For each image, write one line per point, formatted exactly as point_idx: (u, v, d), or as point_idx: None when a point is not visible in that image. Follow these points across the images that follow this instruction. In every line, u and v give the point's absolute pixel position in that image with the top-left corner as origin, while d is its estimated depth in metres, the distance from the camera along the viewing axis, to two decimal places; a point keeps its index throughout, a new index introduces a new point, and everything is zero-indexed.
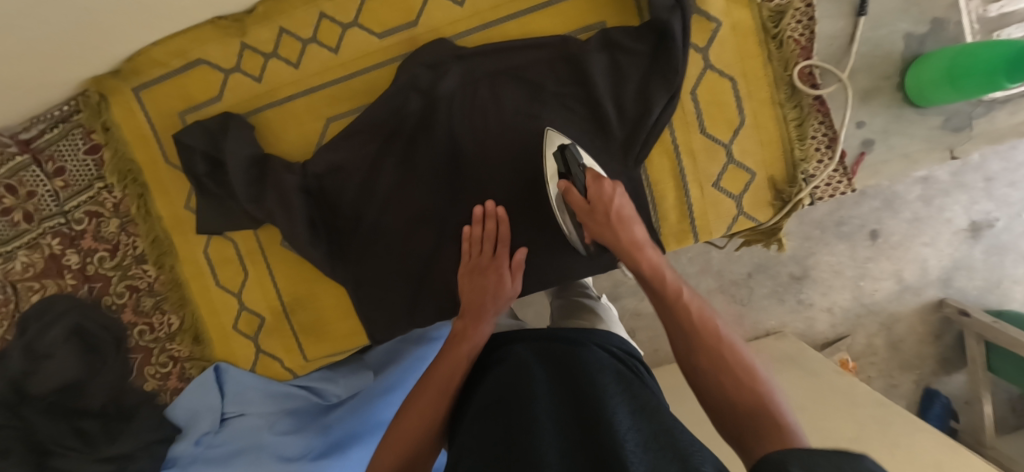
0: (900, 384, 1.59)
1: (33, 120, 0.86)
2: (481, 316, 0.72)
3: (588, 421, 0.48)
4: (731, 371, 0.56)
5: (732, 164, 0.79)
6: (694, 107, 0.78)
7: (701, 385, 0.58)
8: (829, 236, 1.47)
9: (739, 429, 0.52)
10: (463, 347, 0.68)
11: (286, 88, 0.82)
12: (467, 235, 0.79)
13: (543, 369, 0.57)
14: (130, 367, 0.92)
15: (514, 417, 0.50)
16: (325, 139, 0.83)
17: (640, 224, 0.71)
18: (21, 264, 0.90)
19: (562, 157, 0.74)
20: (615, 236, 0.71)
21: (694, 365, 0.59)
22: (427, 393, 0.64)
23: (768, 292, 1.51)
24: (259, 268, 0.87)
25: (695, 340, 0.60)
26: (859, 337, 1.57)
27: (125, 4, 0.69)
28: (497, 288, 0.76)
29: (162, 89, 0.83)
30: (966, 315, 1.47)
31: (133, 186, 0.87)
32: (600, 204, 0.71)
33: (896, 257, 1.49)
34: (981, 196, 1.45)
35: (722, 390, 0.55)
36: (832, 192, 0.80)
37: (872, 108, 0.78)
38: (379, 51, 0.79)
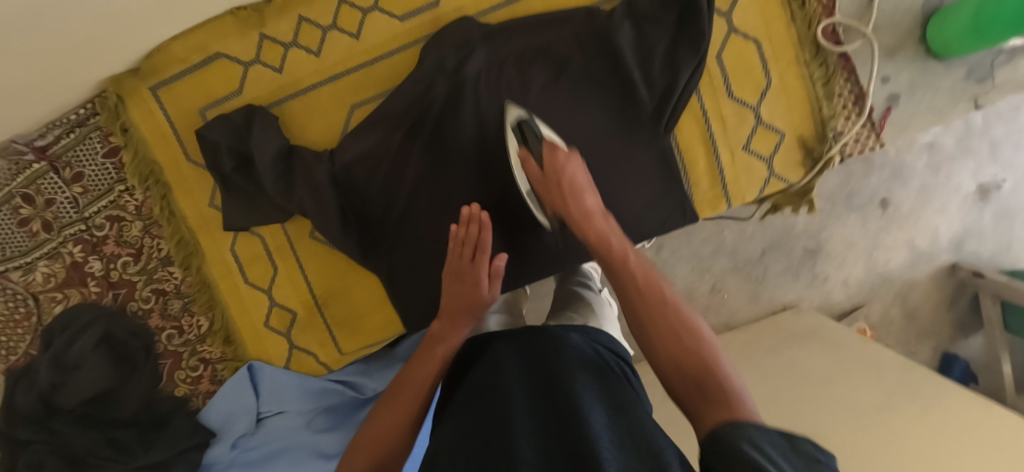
0: (918, 351, 1.60)
1: (49, 125, 0.84)
2: (460, 316, 0.73)
3: (565, 415, 0.50)
4: (677, 334, 0.55)
5: (761, 127, 0.79)
6: (721, 71, 0.78)
7: (650, 352, 0.56)
8: (840, 209, 1.47)
9: (690, 395, 0.50)
10: (440, 348, 0.70)
11: (308, 78, 0.81)
12: (454, 235, 0.77)
13: (523, 363, 0.59)
14: (161, 373, 0.90)
15: (492, 415, 0.52)
16: (350, 127, 0.82)
17: (592, 191, 0.69)
18: (43, 275, 0.89)
19: (519, 130, 0.75)
20: (567, 205, 0.70)
21: (643, 335, 0.57)
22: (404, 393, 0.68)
23: (783, 269, 1.51)
24: (289, 262, 0.86)
25: (643, 307, 0.59)
26: (875, 307, 1.57)
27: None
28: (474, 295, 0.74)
29: (181, 86, 0.81)
30: (980, 277, 1.48)
31: (157, 188, 0.86)
32: (554, 173, 0.71)
33: (907, 226, 1.50)
34: (987, 160, 1.46)
35: (668, 351, 0.54)
36: (861, 148, 0.81)
37: (898, 62, 0.78)
38: (402, 34, 0.79)
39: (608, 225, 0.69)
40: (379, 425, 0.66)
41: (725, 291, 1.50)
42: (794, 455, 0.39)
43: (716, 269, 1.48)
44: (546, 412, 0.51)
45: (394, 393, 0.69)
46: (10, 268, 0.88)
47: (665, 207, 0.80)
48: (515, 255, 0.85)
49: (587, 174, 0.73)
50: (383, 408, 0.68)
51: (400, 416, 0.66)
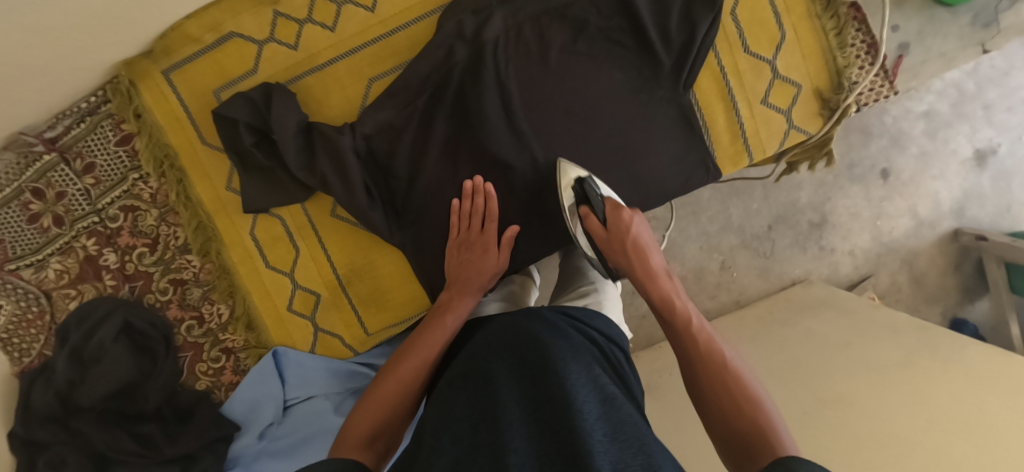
0: (927, 318, 1.61)
1: (59, 116, 0.83)
2: (466, 288, 0.77)
3: (553, 406, 0.49)
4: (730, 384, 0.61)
5: (778, 80, 0.80)
6: (736, 27, 0.79)
7: (699, 400, 0.62)
8: (842, 182, 1.50)
9: (734, 447, 0.56)
10: (448, 317, 0.73)
11: (325, 53, 0.81)
12: (456, 209, 0.81)
13: (513, 353, 0.59)
14: (181, 366, 0.87)
15: (481, 406, 0.52)
16: (368, 101, 0.82)
17: (656, 253, 0.78)
18: (55, 271, 0.87)
19: (581, 189, 0.79)
20: (631, 264, 0.78)
21: (696, 384, 0.63)
22: (408, 359, 0.67)
23: (790, 243, 1.52)
24: (311, 243, 0.85)
25: (698, 362, 0.64)
26: (883, 276, 1.58)
27: None
28: (483, 257, 0.80)
29: (196, 68, 0.81)
30: (983, 240, 1.49)
31: (172, 174, 0.84)
32: (618, 233, 0.79)
33: (909, 193, 1.52)
34: (982, 124, 1.49)
35: (719, 400, 0.60)
36: (875, 97, 0.82)
37: (906, 12, 0.80)
38: (418, 5, 0.79)
39: (671, 285, 0.76)
40: (382, 390, 0.64)
41: (735, 268, 1.51)
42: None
43: (725, 246, 1.49)
44: (537, 397, 0.51)
45: (400, 360, 0.68)
46: (21, 266, 0.86)
47: (687, 164, 0.82)
48: (540, 221, 0.84)
49: (649, 235, 0.81)
50: (388, 375, 0.66)
51: (406, 384, 0.65)
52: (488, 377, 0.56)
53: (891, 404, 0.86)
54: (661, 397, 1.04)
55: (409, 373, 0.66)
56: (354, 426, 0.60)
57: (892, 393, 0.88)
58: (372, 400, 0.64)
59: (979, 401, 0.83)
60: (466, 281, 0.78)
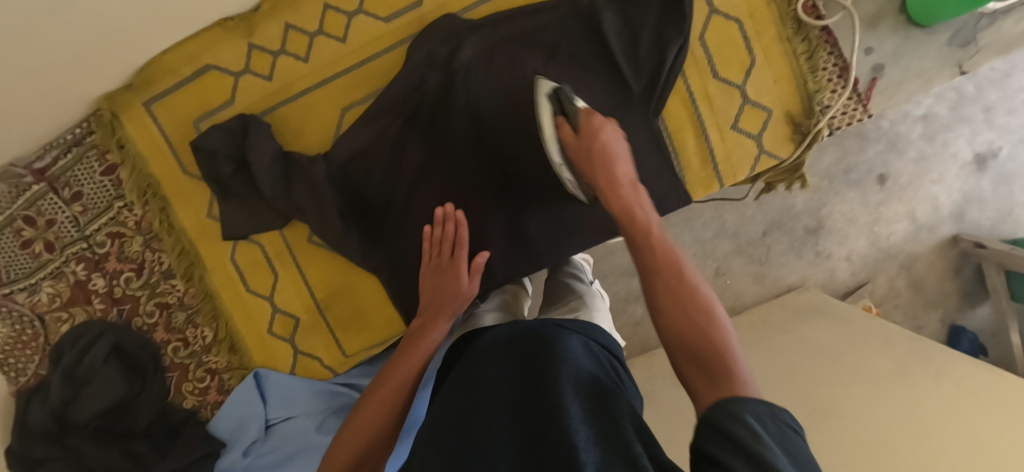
0: (925, 324, 1.59)
1: (46, 147, 0.86)
2: (441, 310, 0.74)
3: (543, 413, 0.47)
4: (687, 308, 0.51)
5: (748, 104, 0.80)
6: (705, 51, 0.79)
7: (659, 323, 0.53)
8: (839, 186, 1.47)
9: (689, 371, 0.48)
10: (423, 342, 0.71)
11: (300, 83, 0.82)
12: (428, 236, 0.79)
13: (509, 355, 0.57)
14: (168, 385, 0.91)
15: (472, 417, 0.50)
16: (343, 129, 0.83)
17: (626, 161, 0.67)
18: (47, 295, 0.90)
19: (556, 98, 0.73)
20: (596, 173, 0.67)
21: (658, 308, 0.53)
22: (394, 375, 0.68)
23: (785, 249, 1.51)
24: (290, 267, 0.87)
25: (659, 281, 0.55)
26: (881, 281, 1.57)
27: (140, 14, 0.69)
28: (452, 287, 0.75)
29: (174, 99, 0.83)
30: (982, 247, 1.47)
31: (155, 201, 0.86)
32: (586, 138, 0.70)
33: (907, 198, 1.50)
34: (982, 127, 1.46)
35: (675, 322, 0.51)
36: (848, 120, 0.81)
37: (880, 33, 0.79)
38: (389, 34, 0.80)
39: (639, 196, 0.65)
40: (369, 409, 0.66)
41: (730, 275, 1.50)
42: (772, 434, 0.37)
43: (719, 253, 1.48)
44: (528, 404, 0.49)
45: (386, 374, 0.69)
46: (14, 291, 0.89)
47: (659, 188, 0.81)
48: (519, 245, 0.83)
49: (623, 145, 0.71)
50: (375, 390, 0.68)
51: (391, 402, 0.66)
52: (483, 385, 0.54)
53: (879, 421, 0.86)
54: (645, 410, 1.05)
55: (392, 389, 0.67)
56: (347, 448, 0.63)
57: (878, 408, 0.88)
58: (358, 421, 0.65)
59: (965, 420, 0.82)
60: (440, 299, 0.75)
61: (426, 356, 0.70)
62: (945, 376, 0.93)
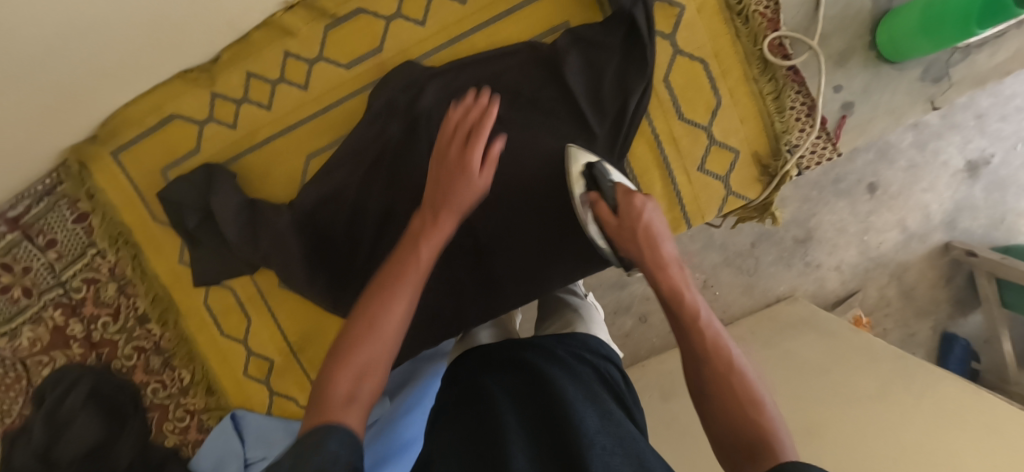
0: (917, 332, 1.51)
1: (20, 196, 0.86)
2: (438, 210, 0.60)
3: (560, 441, 0.45)
4: (739, 404, 0.46)
5: (715, 146, 0.79)
6: (670, 93, 0.78)
7: (699, 402, 0.48)
8: (828, 196, 1.38)
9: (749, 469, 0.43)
10: (423, 249, 0.57)
11: (264, 131, 0.82)
12: (450, 119, 0.63)
13: (512, 375, 0.55)
14: (150, 425, 0.91)
15: (484, 441, 0.47)
16: (308, 176, 0.83)
17: (671, 240, 0.59)
18: (29, 339, 0.91)
19: (591, 175, 0.71)
20: (639, 253, 0.59)
21: (695, 381, 0.49)
22: (397, 309, 0.51)
23: (773, 259, 1.41)
24: (261, 312, 0.88)
25: (700, 363, 0.49)
26: (871, 290, 1.47)
27: (101, 75, 0.70)
28: (459, 184, 0.60)
29: (140, 148, 0.83)
30: (974, 255, 1.39)
31: (126, 249, 0.87)
32: (627, 219, 0.62)
33: (897, 207, 1.40)
34: (973, 134, 1.36)
35: (717, 397, 0.47)
36: (818, 159, 0.80)
37: (848, 71, 0.78)
38: (351, 81, 0.80)
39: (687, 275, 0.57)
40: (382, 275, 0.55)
41: (719, 287, 1.39)
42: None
43: (707, 265, 1.38)
44: (542, 430, 0.47)
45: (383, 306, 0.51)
46: None
47: None
48: (488, 288, 0.82)
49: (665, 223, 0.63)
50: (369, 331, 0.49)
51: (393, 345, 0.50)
52: (490, 403, 0.51)
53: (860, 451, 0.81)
54: None
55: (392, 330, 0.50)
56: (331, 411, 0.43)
57: (858, 434, 0.84)
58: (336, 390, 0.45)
59: (949, 450, 0.78)
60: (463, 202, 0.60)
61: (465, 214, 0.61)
62: (929, 394, 0.88)
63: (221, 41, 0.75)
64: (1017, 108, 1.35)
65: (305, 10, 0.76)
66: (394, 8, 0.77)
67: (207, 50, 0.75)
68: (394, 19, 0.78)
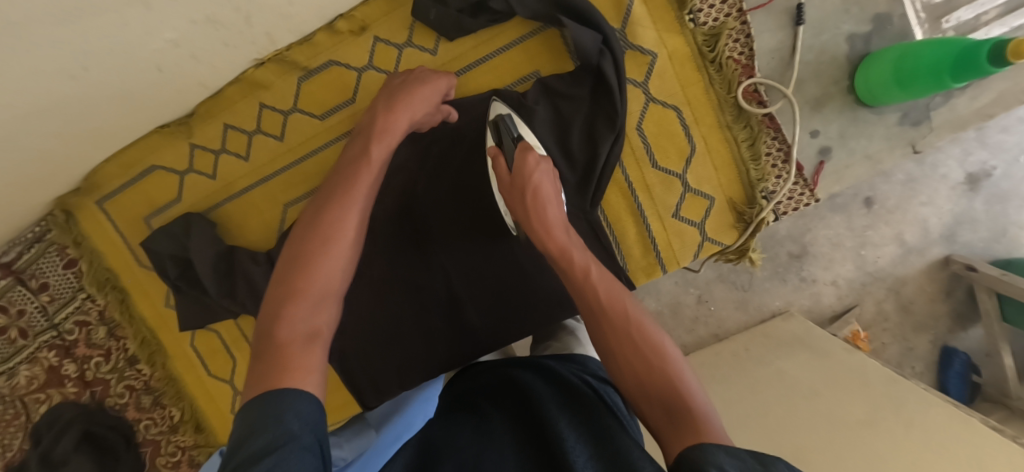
0: (917, 346, 1.36)
1: (11, 243, 0.88)
2: (392, 107, 0.68)
3: (547, 452, 0.50)
4: (639, 360, 0.53)
5: (689, 193, 0.78)
6: (642, 141, 0.77)
7: (610, 362, 0.56)
8: (823, 212, 1.29)
9: (657, 414, 0.50)
10: (374, 149, 0.65)
11: (241, 181, 0.83)
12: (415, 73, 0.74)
13: (508, 404, 0.61)
14: (142, 460, 0.95)
15: (483, 441, 0.54)
16: (286, 225, 0.85)
17: (555, 203, 0.65)
18: (26, 377, 0.93)
19: (496, 128, 0.73)
20: (526, 212, 0.67)
21: (607, 350, 0.56)
22: (326, 264, 0.55)
23: (768, 274, 1.32)
24: (245, 353, 0.91)
25: (604, 322, 0.57)
26: (867, 305, 1.35)
27: (82, 140, 0.72)
28: (421, 98, 0.70)
29: (124, 197, 0.85)
30: (974, 270, 1.25)
31: (114, 293, 0.89)
32: (519, 177, 0.67)
33: (895, 221, 1.30)
34: (974, 146, 1.27)
35: (627, 358, 0.54)
36: (796, 205, 0.79)
37: (825, 116, 0.77)
38: (324, 132, 0.81)
39: (569, 239, 0.65)
40: (309, 235, 0.57)
41: (713, 303, 1.32)
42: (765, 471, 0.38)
43: (700, 280, 1.31)
44: (533, 442, 0.52)
45: (312, 265, 0.55)
46: None
47: None
48: (460, 333, 0.84)
49: (555, 186, 0.69)
50: (303, 285, 0.53)
51: (328, 298, 0.54)
52: (489, 424, 0.57)
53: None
54: None
55: (325, 284, 0.55)
56: (292, 362, 0.47)
57: (843, 466, 0.80)
58: (287, 343, 0.49)
59: None
60: (378, 160, 0.64)
61: (378, 167, 0.65)
62: (916, 425, 0.86)
63: (195, 98, 0.76)
64: (1019, 119, 1.26)
65: (277, 64, 0.77)
66: (365, 60, 0.78)
67: (182, 107, 0.76)
68: (365, 71, 0.78)
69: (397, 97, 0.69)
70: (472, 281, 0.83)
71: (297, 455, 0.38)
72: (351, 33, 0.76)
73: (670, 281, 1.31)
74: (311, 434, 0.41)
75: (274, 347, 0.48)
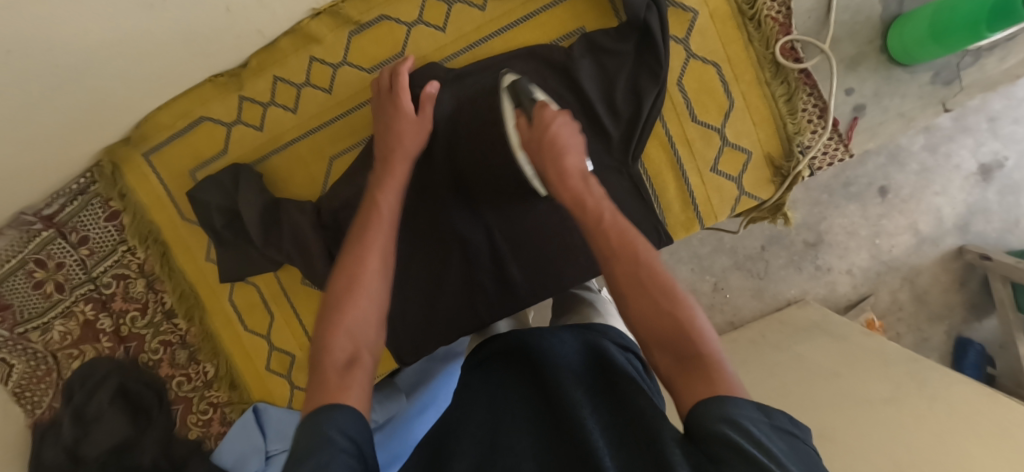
0: (931, 337, 1.33)
1: (53, 195, 0.88)
2: (395, 150, 0.70)
3: (565, 442, 0.45)
4: (652, 309, 0.48)
5: (728, 147, 0.81)
6: (683, 96, 0.80)
7: (621, 306, 0.51)
8: (837, 200, 1.25)
9: (667, 362, 0.47)
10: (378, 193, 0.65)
11: (288, 133, 0.85)
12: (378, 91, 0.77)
13: (517, 381, 0.56)
14: (174, 418, 0.95)
15: (496, 427, 0.50)
16: (330, 179, 0.87)
17: (573, 152, 0.59)
18: (59, 333, 0.93)
19: (513, 92, 0.72)
20: (544, 164, 0.61)
21: (617, 291, 0.51)
22: (356, 304, 0.53)
23: (784, 263, 1.29)
24: (284, 308, 0.93)
25: (615, 262, 0.52)
26: (882, 294, 1.32)
27: (146, 83, 0.74)
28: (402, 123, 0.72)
29: (171, 150, 0.86)
30: (989, 258, 1.22)
31: (156, 246, 0.91)
32: (537, 130, 0.63)
33: (908, 211, 1.27)
34: (987, 137, 1.23)
35: (635, 300, 0.50)
36: (830, 159, 0.82)
37: (860, 74, 0.80)
38: (373, 85, 0.83)
39: (588, 187, 0.58)
40: (333, 282, 0.56)
41: (728, 290, 1.29)
42: (774, 432, 0.38)
43: (716, 267, 1.28)
44: (550, 432, 0.48)
45: (341, 307, 0.53)
46: (29, 329, 0.92)
47: None
48: (502, 288, 0.85)
49: (575, 138, 0.64)
50: (334, 327, 0.51)
51: (360, 335, 0.52)
52: (500, 408, 0.53)
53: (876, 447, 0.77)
54: None
55: (349, 320, 0.52)
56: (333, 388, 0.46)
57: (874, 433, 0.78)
58: (326, 375, 0.48)
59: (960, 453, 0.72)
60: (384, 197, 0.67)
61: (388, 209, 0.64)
62: (941, 399, 0.82)
63: (249, 48, 0.78)
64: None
65: (330, 16, 0.79)
66: (415, 15, 0.80)
67: (237, 56, 0.78)
68: (415, 26, 0.80)
69: (389, 145, 0.71)
70: (514, 234, 0.84)
71: (339, 458, 0.38)
72: None
73: (685, 267, 1.29)
74: (355, 449, 0.41)
75: (315, 382, 0.47)
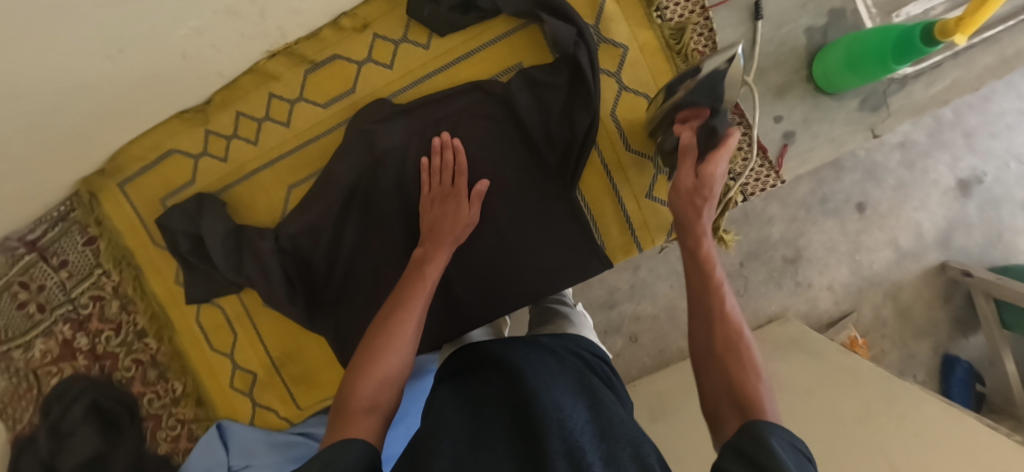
0: (917, 354, 1.28)
1: (37, 221, 0.95)
2: (441, 241, 0.75)
3: (532, 431, 0.46)
4: (737, 368, 0.50)
5: (661, 174, 0.85)
6: (617, 125, 0.84)
7: (701, 358, 0.54)
8: (815, 215, 1.23)
9: (723, 407, 0.49)
10: (427, 268, 0.71)
11: (250, 164, 0.91)
12: (425, 166, 0.81)
13: (492, 380, 0.57)
14: (143, 434, 0.99)
15: (474, 427, 0.50)
16: (289, 205, 0.92)
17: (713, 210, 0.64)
18: (40, 352, 0.98)
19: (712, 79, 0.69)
20: (688, 188, 0.66)
21: (704, 341, 0.54)
22: (389, 357, 0.60)
23: (764, 279, 1.25)
24: (246, 328, 0.97)
25: (718, 313, 0.55)
26: (865, 310, 1.28)
27: (116, 121, 0.81)
28: (453, 203, 0.79)
29: (143, 180, 0.93)
30: (970, 274, 1.20)
31: (129, 269, 0.97)
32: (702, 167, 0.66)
33: (888, 226, 1.25)
34: (963, 152, 1.23)
35: (719, 351, 0.52)
36: (763, 185, 0.85)
37: (789, 102, 0.83)
38: (327, 118, 0.89)
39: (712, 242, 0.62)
40: (375, 335, 0.63)
41: None
42: None
43: None
44: (521, 424, 0.49)
45: (377, 359, 0.60)
46: (12, 347, 0.97)
47: (578, 255, 0.86)
48: (453, 308, 0.87)
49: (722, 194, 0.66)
50: (368, 373, 0.58)
51: (387, 389, 0.58)
52: (480, 405, 0.54)
53: None
54: None
55: (385, 374, 0.59)
56: (356, 425, 0.53)
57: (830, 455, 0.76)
58: (352, 410, 0.55)
59: None
60: (434, 270, 0.71)
61: (434, 282, 0.71)
62: (908, 419, 0.79)
63: (213, 86, 0.85)
64: (1007, 125, 1.22)
65: (286, 57, 0.85)
66: (365, 54, 0.86)
67: (200, 94, 0.85)
68: (364, 64, 0.86)
69: (439, 228, 0.77)
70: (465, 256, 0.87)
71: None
72: (354, 30, 0.85)
73: None
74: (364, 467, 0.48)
75: (342, 414, 0.55)
